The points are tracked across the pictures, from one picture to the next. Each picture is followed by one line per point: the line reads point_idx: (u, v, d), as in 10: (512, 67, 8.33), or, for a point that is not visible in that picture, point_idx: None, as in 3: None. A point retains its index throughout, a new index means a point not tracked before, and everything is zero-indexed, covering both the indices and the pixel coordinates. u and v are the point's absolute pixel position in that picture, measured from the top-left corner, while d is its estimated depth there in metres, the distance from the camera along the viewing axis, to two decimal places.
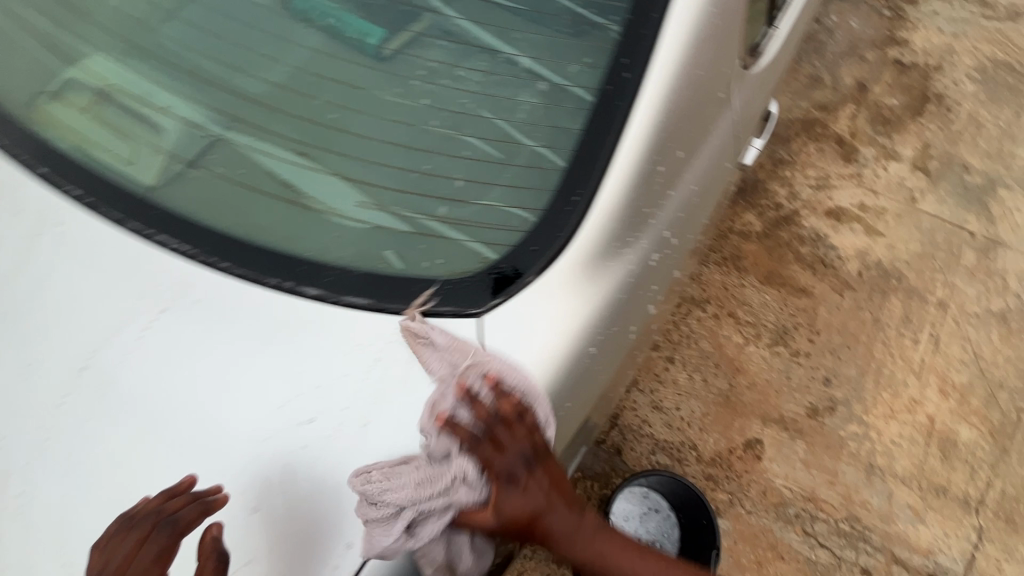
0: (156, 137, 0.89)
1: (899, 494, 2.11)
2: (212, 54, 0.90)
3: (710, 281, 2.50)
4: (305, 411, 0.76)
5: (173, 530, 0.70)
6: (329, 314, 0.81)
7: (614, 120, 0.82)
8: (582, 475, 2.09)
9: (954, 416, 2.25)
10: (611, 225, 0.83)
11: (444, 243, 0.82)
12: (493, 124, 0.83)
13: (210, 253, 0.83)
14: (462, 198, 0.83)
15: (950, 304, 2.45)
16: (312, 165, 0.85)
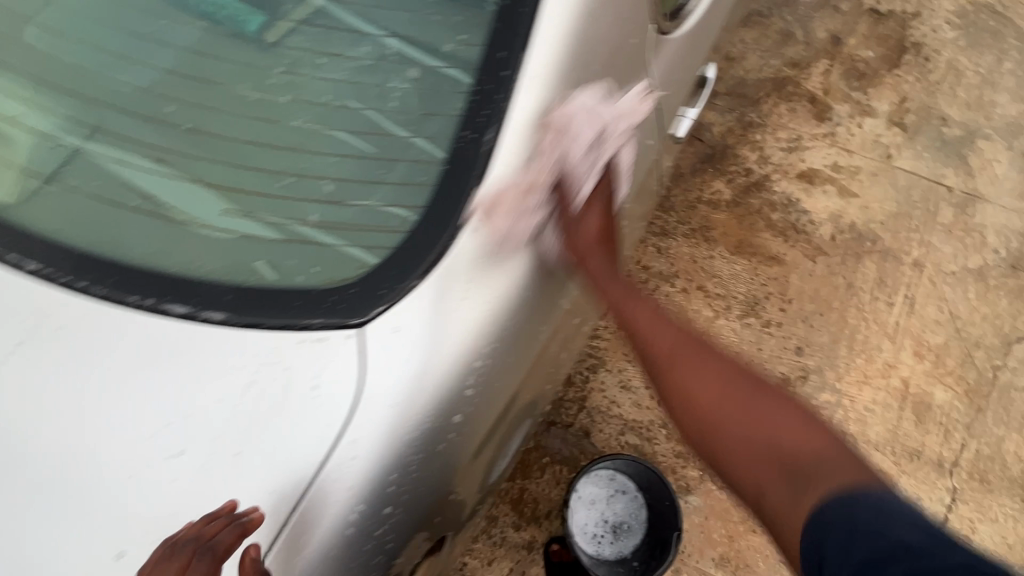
0: (8, 151, 0.83)
1: (872, 459, 2.09)
2: (55, 53, 0.82)
3: (679, 255, 2.43)
4: (174, 443, 0.72)
5: (213, 555, 0.68)
6: (195, 334, 0.75)
7: (494, 107, 0.76)
8: (551, 460, 2.06)
9: (929, 379, 2.20)
10: (501, 222, 0.77)
11: (320, 250, 0.77)
12: (363, 116, 0.79)
13: (66, 276, 0.77)
14: (335, 200, 0.78)
15: (928, 264, 2.37)
16: (174, 172, 0.79)
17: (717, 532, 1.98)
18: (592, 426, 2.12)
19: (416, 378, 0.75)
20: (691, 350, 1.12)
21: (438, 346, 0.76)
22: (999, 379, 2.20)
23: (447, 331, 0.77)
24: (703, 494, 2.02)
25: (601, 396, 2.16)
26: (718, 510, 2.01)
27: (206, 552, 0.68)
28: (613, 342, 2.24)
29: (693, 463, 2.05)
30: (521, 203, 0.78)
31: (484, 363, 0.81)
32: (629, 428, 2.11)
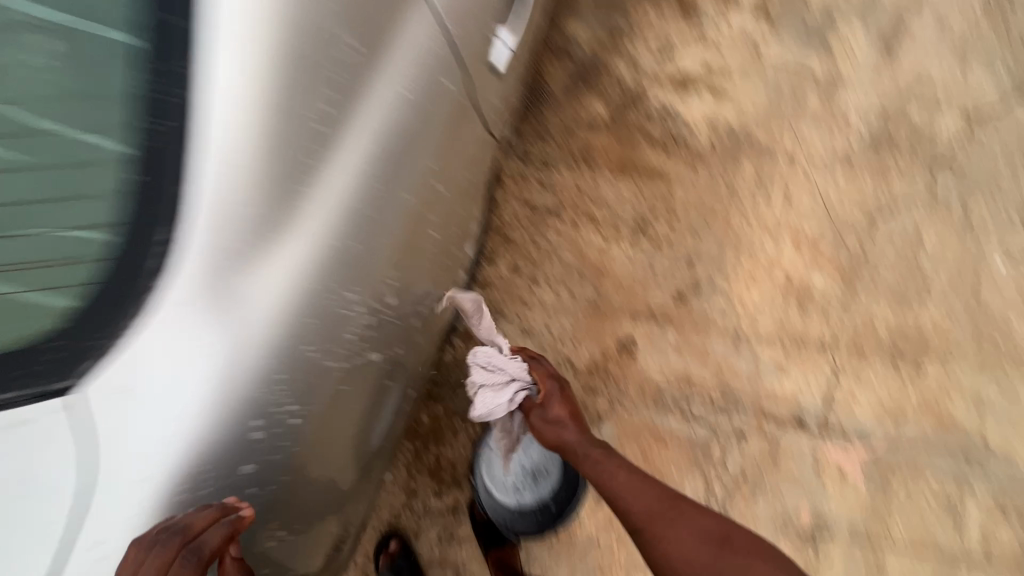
0: None
1: (764, 353, 2.20)
2: None
3: (563, 186, 2.33)
4: None
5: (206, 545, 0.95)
6: None
7: (168, 148, 0.87)
8: (463, 420, 1.99)
9: (808, 267, 2.31)
10: (210, 248, 0.89)
11: (37, 292, 0.86)
12: (48, 157, 0.86)
13: None
14: (43, 241, 0.86)
15: (799, 155, 2.41)
16: None
17: (631, 453, 2.05)
18: None
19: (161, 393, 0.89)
20: (666, 516, 1.38)
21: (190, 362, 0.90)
22: (869, 256, 2.33)
23: (190, 347, 0.90)
24: (614, 420, 2.07)
25: None
26: (628, 431, 2.09)
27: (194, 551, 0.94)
28: (509, 290, 2.20)
29: (602, 393, 2.13)
30: (231, 227, 0.90)
31: (230, 366, 0.93)
32: None
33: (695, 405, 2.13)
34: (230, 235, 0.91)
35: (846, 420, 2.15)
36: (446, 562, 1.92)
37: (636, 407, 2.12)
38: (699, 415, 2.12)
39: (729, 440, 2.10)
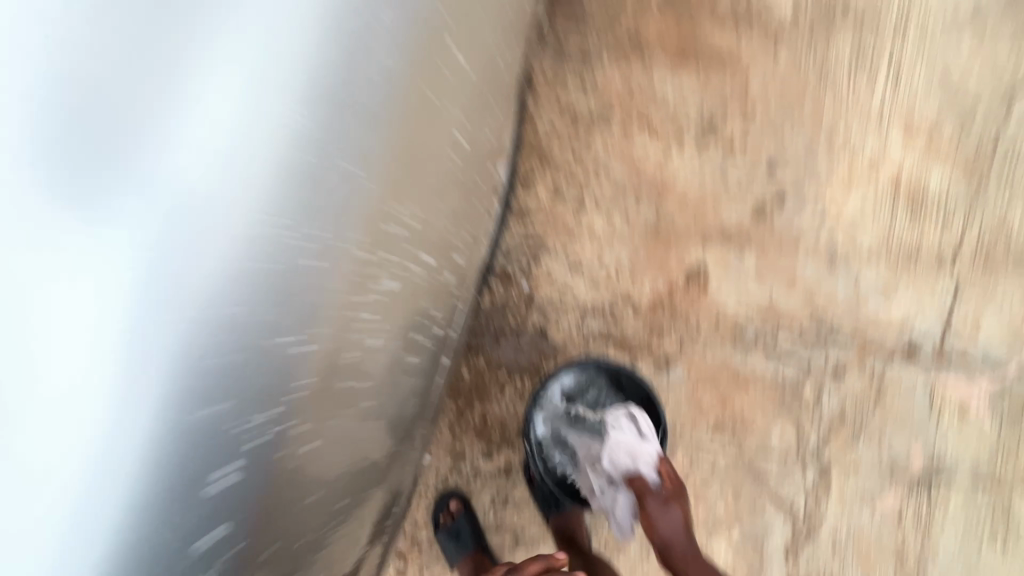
0: None
1: (867, 274, 1.81)
2: None
3: (609, 85, 1.85)
4: None
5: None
6: None
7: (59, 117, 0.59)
8: (508, 374, 1.75)
9: (922, 162, 1.85)
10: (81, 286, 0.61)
11: None
12: None
13: None
14: None
15: (913, 23, 1.87)
16: None
17: (705, 400, 1.74)
18: (547, 323, 1.77)
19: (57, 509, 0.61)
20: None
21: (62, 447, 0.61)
22: (1000, 144, 1.84)
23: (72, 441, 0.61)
24: (685, 364, 1.75)
25: (549, 287, 1.79)
26: (704, 376, 1.75)
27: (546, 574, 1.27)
28: (551, 216, 1.82)
29: (669, 331, 1.77)
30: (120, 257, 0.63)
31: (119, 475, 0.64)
32: (588, 313, 1.78)
33: (785, 340, 1.77)
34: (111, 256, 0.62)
35: (969, 347, 1.78)
36: (503, 527, 1.69)
37: (710, 345, 1.77)
38: (788, 351, 1.77)
39: (825, 380, 1.75)
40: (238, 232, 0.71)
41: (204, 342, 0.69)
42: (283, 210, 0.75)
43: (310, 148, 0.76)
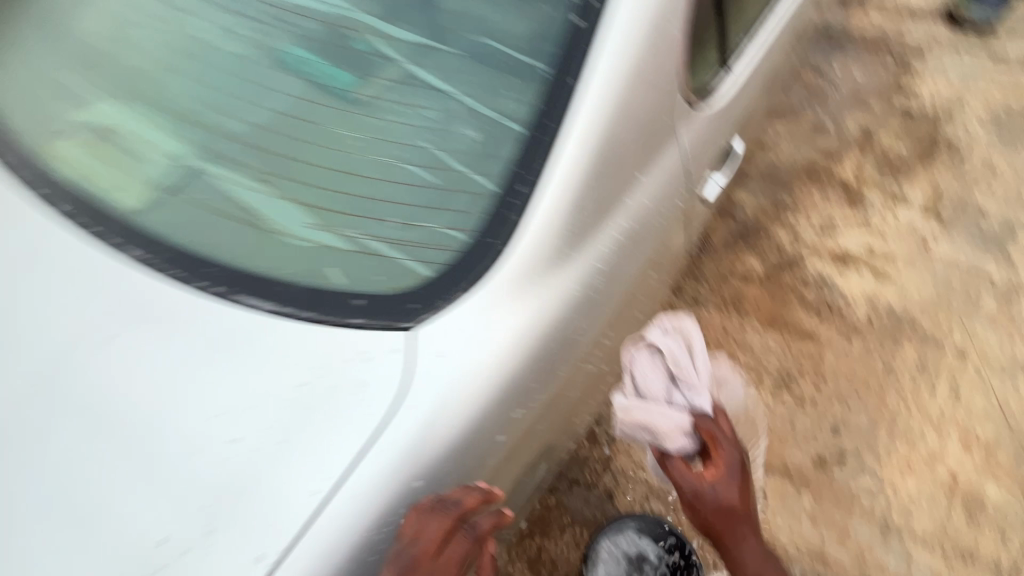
0: (140, 167, 1.01)
1: (919, 556, 1.98)
2: (186, 93, 1.03)
3: (710, 325, 2.42)
4: (133, 424, 0.82)
5: (473, 531, 0.83)
6: (217, 314, 0.88)
7: (504, 226, 0.88)
8: (572, 520, 2.01)
9: (980, 473, 2.09)
10: (474, 326, 0.86)
11: (322, 250, 0.90)
12: (387, 148, 0.92)
13: (132, 242, 0.96)
14: (354, 223, 0.90)
15: (974, 354, 2.30)
16: (246, 170, 0.96)
17: None
18: (616, 489, 2.05)
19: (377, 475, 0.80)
20: None
21: (408, 432, 0.82)
22: None
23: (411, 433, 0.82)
24: None
25: (627, 461, 2.08)
26: None
27: (469, 529, 0.83)
28: None
29: None
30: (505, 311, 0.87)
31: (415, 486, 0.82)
32: (653, 494, 2.04)
33: None
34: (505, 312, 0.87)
35: None
36: None
37: None
38: None
39: None
40: (568, 329, 0.96)
41: (510, 399, 0.89)
42: (587, 329, 1.02)
43: (611, 295, 1.06)
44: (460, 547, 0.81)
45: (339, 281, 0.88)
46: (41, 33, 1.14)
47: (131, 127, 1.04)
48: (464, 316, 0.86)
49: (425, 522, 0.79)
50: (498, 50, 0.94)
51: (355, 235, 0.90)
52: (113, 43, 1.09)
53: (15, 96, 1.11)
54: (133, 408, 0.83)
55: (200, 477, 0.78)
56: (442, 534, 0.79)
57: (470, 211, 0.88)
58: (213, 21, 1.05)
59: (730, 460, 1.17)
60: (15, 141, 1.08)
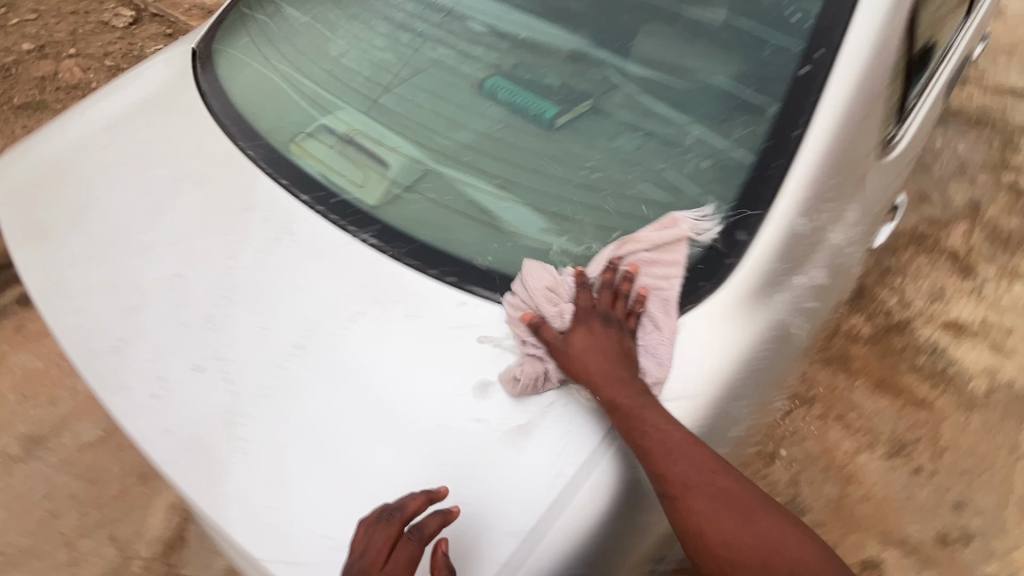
0: (384, 170, 1.12)
1: None
2: (425, 109, 1.17)
3: (817, 380, 2.33)
4: (391, 392, 0.87)
5: (421, 535, 0.76)
6: (462, 303, 0.95)
7: (737, 245, 0.93)
8: None
9: None
10: (705, 334, 0.90)
11: (556, 255, 0.97)
12: (623, 169, 1.00)
13: (377, 235, 1.06)
14: (591, 234, 0.98)
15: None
16: (484, 179, 1.06)
17: None
18: None
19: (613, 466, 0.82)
20: None
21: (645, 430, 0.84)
22: None
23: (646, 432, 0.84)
24: None
25: None
26: None
27: (416, 533, 0.76)
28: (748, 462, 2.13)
29: None
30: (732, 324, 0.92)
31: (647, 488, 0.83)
32: None
33: None
34: (732, 325, 0.92)
35: None
36: None
37: None
38: None
39: None
40: (775, 351, 0.99)
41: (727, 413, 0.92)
42: (785, 357, 1.04)
43: (803, 327, 1.10)
44: (409, 552, 0.76)
45: (570, 282, 0.94)
46: (294, 56, 1.32)
47: (374, 135, 1.16)
48: (690, 327, 0.90)
49: (372, 532, 0.76)
50: (730, 90, 1.02)
51: (589, 244, 0.97)
52: (358, 62, 1.24)
53: (270, 109, 1.29)
54: (381, 380, 0.89)
55: (449, 451, 0.83)
56: (388, 543, 0.75)
57: (702, 230, 0.94)
58: (453, 50, 1.19)
59: (619, 371, 0.85)
60: (269, 143, 1.23)
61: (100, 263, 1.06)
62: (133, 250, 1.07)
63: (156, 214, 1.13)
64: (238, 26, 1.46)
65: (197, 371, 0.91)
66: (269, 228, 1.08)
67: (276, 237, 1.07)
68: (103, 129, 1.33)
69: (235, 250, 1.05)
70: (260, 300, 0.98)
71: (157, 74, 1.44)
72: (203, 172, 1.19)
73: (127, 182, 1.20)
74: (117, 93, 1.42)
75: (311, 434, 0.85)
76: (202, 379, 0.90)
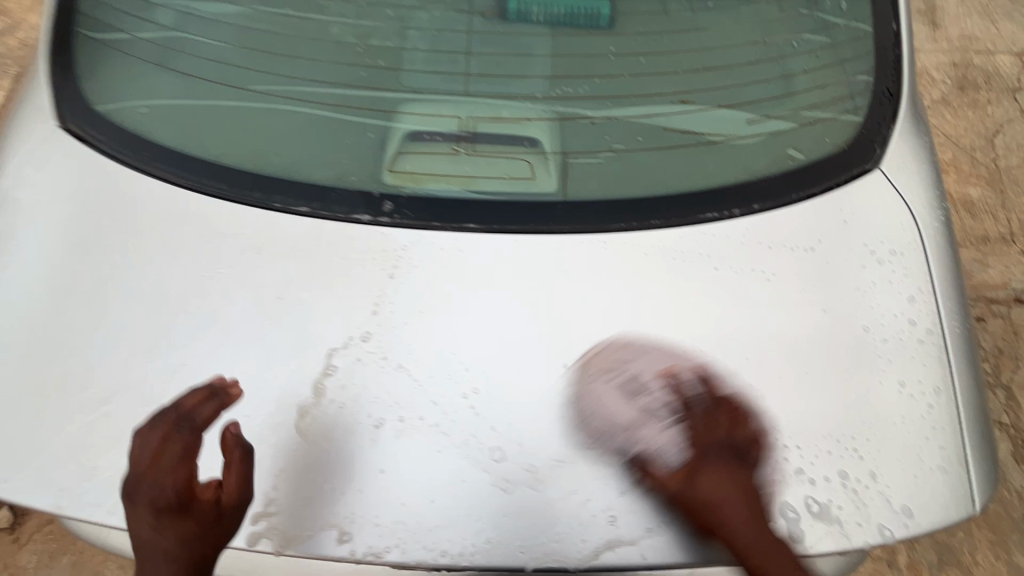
0: (536, 146, 0.91)
1: (984, 257, 2.06)
2: (515, 50, 0.93)
3: None
4: (766, 363, 0.83)
5: (193, 425, 0.75)
6: (740, 234, 0.89)
7: (891, 49, 1.00)
8: None
9: (997, 173, 2.20)
10: (909, 146, 0.98)
11: (773, 137, 0.94)
12: (772, 26, 0.98)
13: (594, 219, 0.89)
14: (788, 98, 0.96)
15: (958, 83, 2.34)
16: (655, 98, 0.93)
17: None
18: None
19: (938, 289, 0.90)
20: None
21: (933, 247, 0.92)
22: None
23: (934, 247, 0.93)
24: None
25: None
26: None
27: (186, 423, 0.75)
28: None
29: None
30: (916, 124, 1.01)
31: (959, 290, 0.93)
32: None
33: None
34: (916, 127, 1.01)
35: None
36: None
37: None
38: None
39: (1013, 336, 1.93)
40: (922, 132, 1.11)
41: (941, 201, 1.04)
42: None
43: None
44: (183, 445, 0.74)
45: (807, 156, 0.94)
46: (283, 66, 0.92)
47: (492, 112, 0.91)
48: (898, 146, 0.97)
49: (142, 440, 0.74)
50: None
51: (796, 112, 0.96)
52: (398, 33, 0.91)
53: (306, 149, 0.92)
54: (747, 387, 0.82)
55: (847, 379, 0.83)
56: (160, 439, 0.74)
57: (867, 54, 0.99)
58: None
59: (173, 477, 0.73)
60: (352, 189, 0.90)
61: (327, 467, 0.77)
62: (344, 425, 0.78)
63: (307, 359, 0.81)
64: (133, 68, 0.96)
65: (600, 498, 0.75)
66: (476, 298, 0.84)
67: (499, 302, 0.84)
68: (59, 306, 0.84)
69: (468, 344, 0.82)
70: (559, 365, 0.81)
71: (38, 187, 0.92)
72: (306, 271, 0.85)
73: (207, 348, 0.81)
74: (13, 247, 0.89)
75: (759, 461, 0.78)
76: (620, 506, 0.75)
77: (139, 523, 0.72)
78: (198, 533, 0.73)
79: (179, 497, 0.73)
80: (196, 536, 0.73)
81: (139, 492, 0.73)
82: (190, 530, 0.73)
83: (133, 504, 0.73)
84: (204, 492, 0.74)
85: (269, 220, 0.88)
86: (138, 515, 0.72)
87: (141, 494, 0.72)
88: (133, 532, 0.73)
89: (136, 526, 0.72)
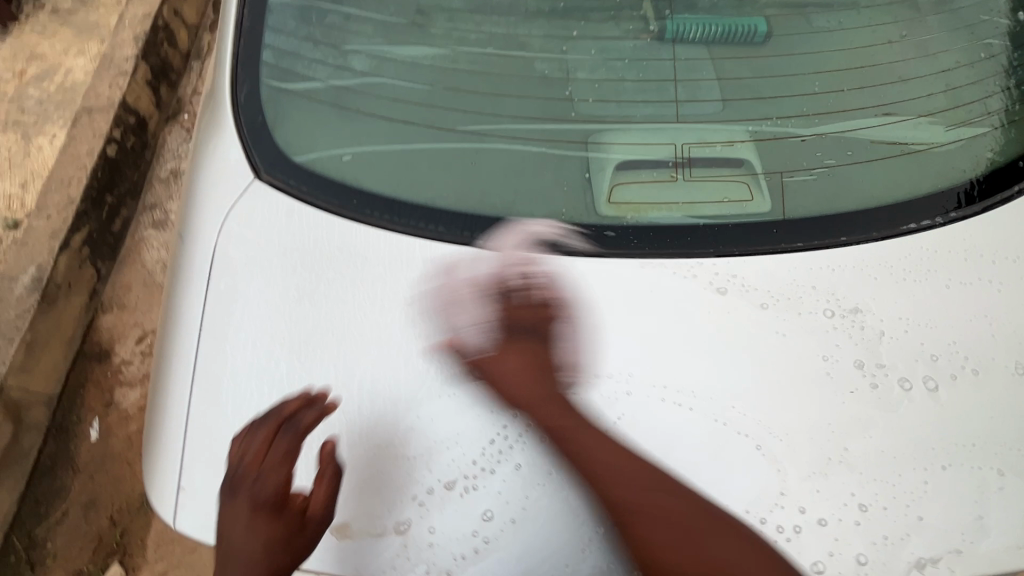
0: (748, 167, 0.93)
1: None
2: (714, 72, 0.97)
3: None
4: (1014, 367, 0.85)
5: (297, 429, 0.79)
6: (959, 237, 0.91)
7: None
8: None
9: None
10: None
11: (970, 140, 0.96)
12: (952, 33, 1.01)
13: (817, 235, 0.90)
14: (977, 101, 0.98)
15: None
16: (853, 112, 0.96)
17: None
18: None
19: None
20: None
21: None
22: None
23: None
24: None
25: None
26: None
27: (292, 426, 0.79)
28: None
29: None
30: None
31: None
32: None
33: None
34: None
35: None
36: None
37: None
38: None
39: None
40: None
41: None
42: None
43: None
44: (287, 448, 0.80)
45: (1005, 158, 0.96)
46: (487, 105, 0.93)
47: (701, 136, 0.94)
48: None
49: (248, 439, 0.80)
50: None
51: (986, 113, 0.97)
52: (603, 65, 0.95)
53: (520, 187, 0.92)
54: (1004, 391, 0.83)
55: None
56: (266, 442, 0.79)
57: None
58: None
59: (275, 477, 0.79)
60: (573, 223, 0.90)
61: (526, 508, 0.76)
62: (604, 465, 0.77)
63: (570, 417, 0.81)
64: (328, 117, 0.95)
65: (896, 518, 0.75)
66: (724, 325, 0.84)
67: (748, 329, 0.84)
68: (307, 362, 0.85)
69: (727, 371, 0.81)
70: (820, 385, 0.81)
71: (250, 243, 0.91)
72: (544, 309, 0.85)
73: (465, 403, 0.81)
74: (237, 310, 0.88)
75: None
76: (918, 528, 0.75)
77: (235, 517, 0.78)
78: (286, 537, 0.78)
79: (277, 498, 0.79)
80: (282, 541, 0.78)
81: (240, 488, 0.78)
82: (279, 532, 0.78)
83: (235, 495, 0.79)
84: (295, 499, 0.79)
85: (498, 260, 0.88)
86: (237, 508, 0.78)
87: (243, 489, 0.78)
88: (226, 523, 0.78)
89: (232, 519, 0.78)
